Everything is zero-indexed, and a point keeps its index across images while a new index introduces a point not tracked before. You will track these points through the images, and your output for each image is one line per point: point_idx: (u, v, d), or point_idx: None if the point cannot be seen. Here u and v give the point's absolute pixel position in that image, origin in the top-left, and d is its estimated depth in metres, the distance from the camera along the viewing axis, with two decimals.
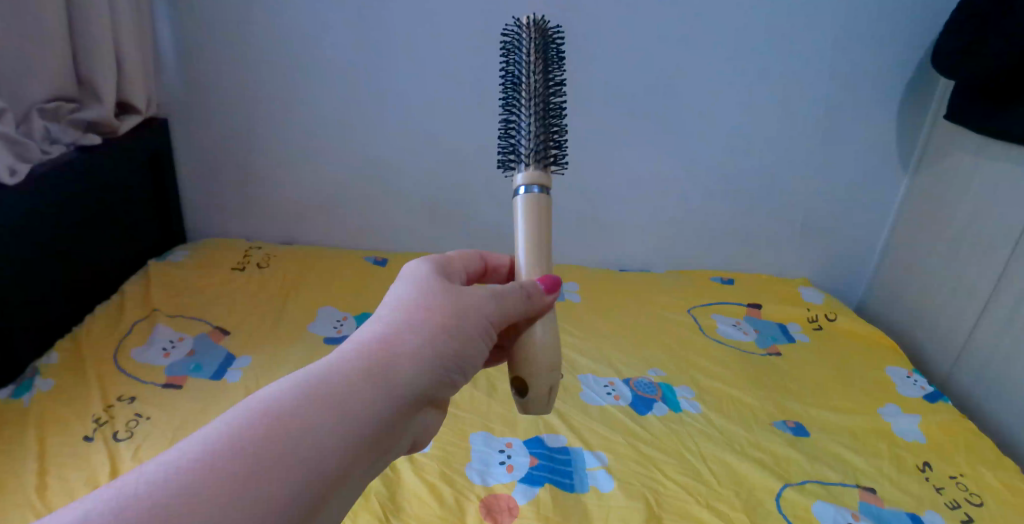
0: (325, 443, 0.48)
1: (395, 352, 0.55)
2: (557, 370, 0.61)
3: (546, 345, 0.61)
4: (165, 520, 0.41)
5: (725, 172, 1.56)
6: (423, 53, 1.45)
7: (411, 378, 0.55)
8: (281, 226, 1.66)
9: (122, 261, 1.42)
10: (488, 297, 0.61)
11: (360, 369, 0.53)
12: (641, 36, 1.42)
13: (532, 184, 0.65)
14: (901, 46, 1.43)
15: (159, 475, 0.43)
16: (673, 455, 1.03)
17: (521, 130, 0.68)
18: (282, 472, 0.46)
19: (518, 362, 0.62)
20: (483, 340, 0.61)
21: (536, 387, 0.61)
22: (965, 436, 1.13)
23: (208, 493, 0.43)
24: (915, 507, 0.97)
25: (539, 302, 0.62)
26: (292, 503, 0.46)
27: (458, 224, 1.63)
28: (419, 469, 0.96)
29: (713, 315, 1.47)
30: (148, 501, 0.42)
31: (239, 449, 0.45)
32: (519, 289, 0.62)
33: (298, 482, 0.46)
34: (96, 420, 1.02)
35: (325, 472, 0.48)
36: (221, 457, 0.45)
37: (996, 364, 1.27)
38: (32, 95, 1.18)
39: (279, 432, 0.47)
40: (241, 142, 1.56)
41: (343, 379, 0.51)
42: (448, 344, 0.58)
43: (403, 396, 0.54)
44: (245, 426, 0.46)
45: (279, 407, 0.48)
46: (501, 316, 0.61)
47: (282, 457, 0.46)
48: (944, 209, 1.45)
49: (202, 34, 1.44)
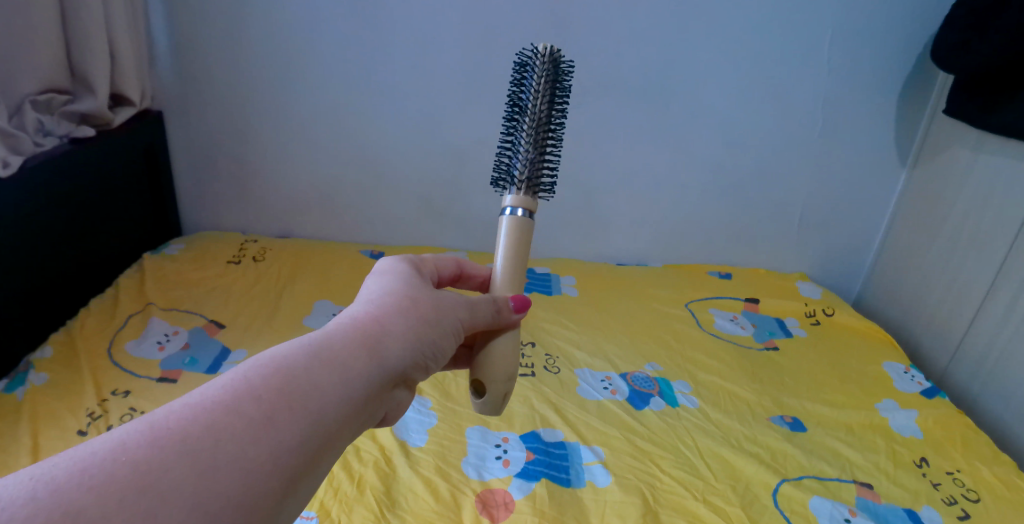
0: (319, 410, 0.46)
1: (383, 331, 0.54)
2: (513, 379, 0.64)
3: (507, 354, 0.64)
4: (151, 481, 0.38)
5: (724, 166, 1.56)
6: (421, 43, 1.44)
7: (396, 359, 0.54)
8: (276, 218, 1.65)
9: (115, 253, 1.40)
10: (464, 300, 0.61)
11: (348, 343, 0.51)
12: (641, 30, 1.41)
13: (518, 207, 0.66)
14: (901, 42, 1.43)
15: (142, 436, 0.40)
16: (670, 449, 1.03)
17: (517, 156, 0.67)
18: (276, 435, 0.44)
19: (478, 366, 0.64)
20: (461, 334, 0.61)
21: (493, 391, 0.63)
22: (960, 431, 1.14)
23: (204, 450, 0.41)
24: (911, 503, 0.98)
25: (507, 317, 0.64)
26: (282, 469, 0.43)
27: (454, 216, 1.63)
28: (417, 464, 0.96)
29: (711, 309, 1.48)
30: (139, 457, 0.39)
31: (234, 410, 0.43)
32: (490, 301, 0.63)
33: (294, 447, 0.44)
34: (90, 413, 1.01)
35: (319, 441, 0.46)
36: (214, 418, 0.42)
37: (992, 360, 1.28)
38: (23, 87, 1.16)
39: (269, 397, 0.45)
40: (236, 133, 1.54)
41: (334, 351, 0.50)
42: (431, 332, 0.58)
43: (388, 377, 0.53)
44: (238, 389, 0.44)
45: (268, 373, 0.46)
46: (478, 314, 0.62)
47: (277, 420, 0.44)
48: (942, 205, 1.46)
49: (196, 23, 1.42)
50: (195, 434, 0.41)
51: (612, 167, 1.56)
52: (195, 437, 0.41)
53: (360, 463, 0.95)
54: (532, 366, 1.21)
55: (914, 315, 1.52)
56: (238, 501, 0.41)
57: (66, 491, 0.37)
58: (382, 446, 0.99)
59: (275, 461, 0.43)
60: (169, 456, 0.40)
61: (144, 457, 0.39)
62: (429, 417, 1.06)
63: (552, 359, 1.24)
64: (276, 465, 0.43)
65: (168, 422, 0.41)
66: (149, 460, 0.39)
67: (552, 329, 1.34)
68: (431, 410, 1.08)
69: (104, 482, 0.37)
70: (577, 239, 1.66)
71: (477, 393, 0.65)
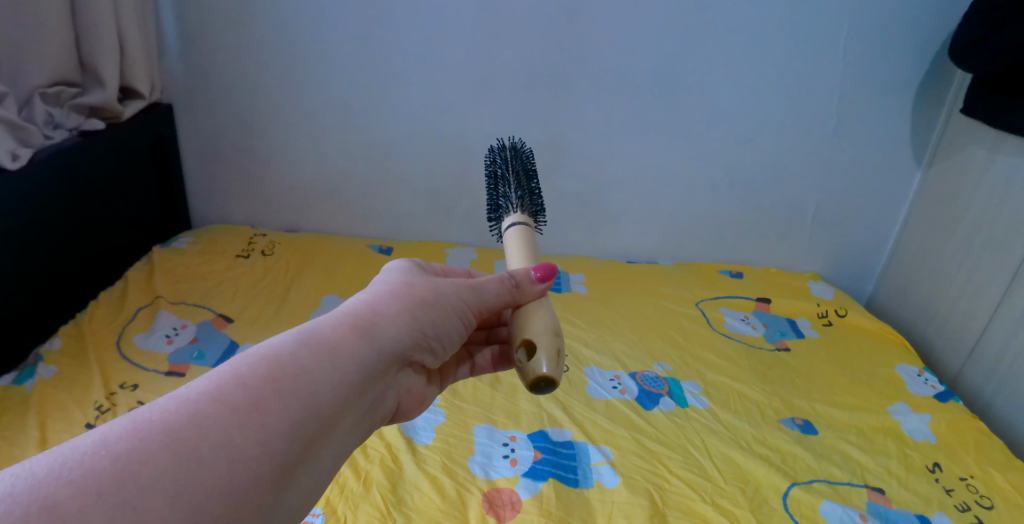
0: (310, 395, 0.46)
1: (376, 318, 0.54)
2: (561, 335, 0.58)
3: (541, 317, 0.59)
4: (134, 473, 0.38)
5: (736, 164, 1.54)
6: (429, 37, 1.42)
7: (391, 345, 0.54)
8: (285, 212, 1.64)
9: (124, 245, 1.41)
10: (466, 285, 0.61)
11: (342, 330, 0.51)
12: (651, 25, 1.39)
13: (516, 220, 0.71)
14: (918, 38, 1.40)
15: (127, 429, 0.40)
16: (679, 450, 1.02)
17: (507, 194, 0.75)
18: (266, 422, 0.43)
19: (519, 330, 0.59)
20: (460, 318, 0.61)
21: (542, 347, 0.56)
22: (973, 436, 1.12)
23: (189, 441, 0.40)
24: (922, 508, 0.96)
25: (527, 291, 0.61)
26: (273, 457, 0.43)
27: (463, 213, 1.62)
28: (423, 461, 0.96)
29: (721, 308, 1.46)
30: (121, 451, 0.38)
31: (219, 399, 0.43)
32: (505, 278, 0.61)
33: (284, 434, 0.44)
34: (97, 407, 1.02)
35: (310, 427, 0.46)
36: (200, 408, 0.42)
37: (1007, 364, 1.26)
38: (32, 79, 1.16)
39: (260, 385, 0.44)
40: (245, 127, 1.54)
41: (325, 338, 0.50)
42: (429, 318, 0.57)
43: (384, 362, 0.53)
44: (225, 379, 0.44)
45: (258, 362, 0.46)
46: (479, 296, 0.61)
47: (265, 407, 0.44)
48: (958, 205, 1.43)
49: (205, 17, 1.42)
50: (180, 425, 0.41)
51: (621, 164, 1.54)
52: (179, 428, 0.41)
53: (367, 460, 0.95)
54: None
55: (928, 316, 1.50)
56: (225, 493, 0.40)
57: (47, 485, 0.36)
58: (389, 443, 0.98)
59: (264, 449, 0.43)
60: (151, 448, 0.39)
61: (126, 450, 0.39)
62: (436, 415, 1.06)
63: None
64: (265, 452, 0.43)
65: (153, 415, 0.41)
66: (131, 453, 0.38)
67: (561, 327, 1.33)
68: (438, 408, 1.07)
69: (83, 477, 0.37)
70: (586, 236, 1.65)
71: (525, 362, 0.57)
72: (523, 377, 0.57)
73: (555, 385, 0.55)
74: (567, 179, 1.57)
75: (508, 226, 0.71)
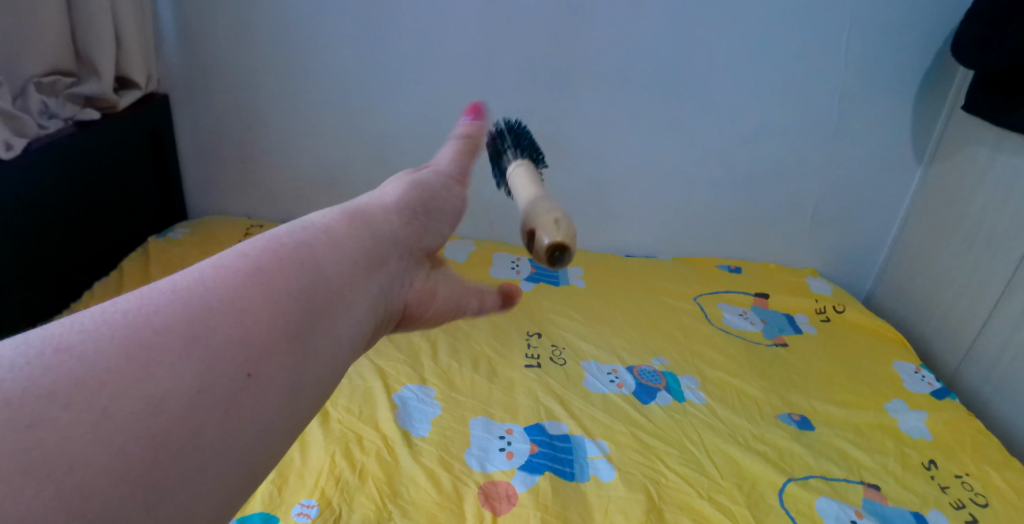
0: (310, 267, 0.51)
1: (362, 216, 0.60)
2: (566, 213, 0.66)
3: (534, 207, 0.68)
4: (148, 329, 0.41)
5: (736, 159, 1.54)
6: (429, 29, 1.41)
7: (381, 238, 0.59)
8: (283, 203, 1.63)
9: (120, 235, 1.40)
10: (432, 189, 0.69)
11: (330, 223, 0.57)
12: (653, 20, 1.38)
13: (521, 166, 0.78)
14: (920, 35, 1.39)
15: (135, 300, 0.43)
16: (676, 446, 1.02)
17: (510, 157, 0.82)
18: (275, 289, 0.48)
19: (526, 222, 0.67)
20: (436, 222, 0.68)
21: (546, 225, 0.64)
22: (970, 435, 1.12)
23: (198, 308, 0.44)
24: (919, 506, 0.96)
25: (450, 184, 0.72)
26: (287, 316, 0.48)
27: (462, 205, 1.61)
28: (419, 454, 0.95)
29: (720, 303, 1.46)
30: (130, 316, 0.42)
31: (220, 274, 0.47)
32: (444, 173, 0.72)
33: (290, 295, 0.49)
34: None
35: (316, 295, 0.51)
36: (207, 284, 0.46)
37: (1005, 363, 1.26)
38: (28, 68, 1.15)
39: (262, 262, 0.49)
40: (243, 118, 1.52)
41: (315, 225, 0.55)
42: (409, 222, 0.64)
43: (380, 252, 0.59)
44: (222, 262, 0.49)
45: (251, 248, 0.51)
46: (442, 200, 0.70)
47: (272, 280, 0.49)
48: (959, 203, 1.43)
49: (203, 7, 1.41)
50: (187, 298, 0.45)
51: (621, 159, 1.54)
52: (187, 300, 0.44)
53: (362, 452, 0.95)
54: (538, 357, 1.21)
55: (926, 314, 1.50)
56: (240, 339, 0.45)
57: (45, 354, 0.38)
58: (385, 436, 0.98)
59: (275, 312, 0.47)
60: (161, 311, 0.43)
61: (131, 319, 0.42)
62: (432, 408, 1.05)
63: (558, 351, 1.24)
64: (277, 315, 0.47)
65: (157, 292, 0.45)
66: (136, 315, 0.42)
67: (559, 320, 1.34)
68: (434, 401, 1.07)
69: (85, 339, 0.40)
70: (585, 230, 1.64)
71: (536, 241, 0.64)
72: (540, 257, 0.64)
73: (571, 251, 0.63)
74: (567, 173, 1.56)
75: (513, 170, 0.77)
